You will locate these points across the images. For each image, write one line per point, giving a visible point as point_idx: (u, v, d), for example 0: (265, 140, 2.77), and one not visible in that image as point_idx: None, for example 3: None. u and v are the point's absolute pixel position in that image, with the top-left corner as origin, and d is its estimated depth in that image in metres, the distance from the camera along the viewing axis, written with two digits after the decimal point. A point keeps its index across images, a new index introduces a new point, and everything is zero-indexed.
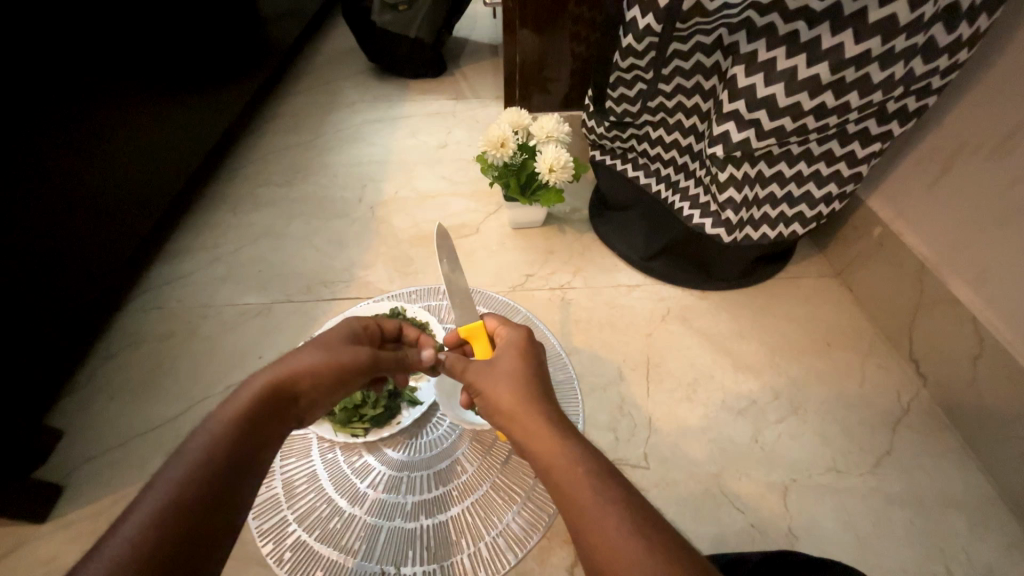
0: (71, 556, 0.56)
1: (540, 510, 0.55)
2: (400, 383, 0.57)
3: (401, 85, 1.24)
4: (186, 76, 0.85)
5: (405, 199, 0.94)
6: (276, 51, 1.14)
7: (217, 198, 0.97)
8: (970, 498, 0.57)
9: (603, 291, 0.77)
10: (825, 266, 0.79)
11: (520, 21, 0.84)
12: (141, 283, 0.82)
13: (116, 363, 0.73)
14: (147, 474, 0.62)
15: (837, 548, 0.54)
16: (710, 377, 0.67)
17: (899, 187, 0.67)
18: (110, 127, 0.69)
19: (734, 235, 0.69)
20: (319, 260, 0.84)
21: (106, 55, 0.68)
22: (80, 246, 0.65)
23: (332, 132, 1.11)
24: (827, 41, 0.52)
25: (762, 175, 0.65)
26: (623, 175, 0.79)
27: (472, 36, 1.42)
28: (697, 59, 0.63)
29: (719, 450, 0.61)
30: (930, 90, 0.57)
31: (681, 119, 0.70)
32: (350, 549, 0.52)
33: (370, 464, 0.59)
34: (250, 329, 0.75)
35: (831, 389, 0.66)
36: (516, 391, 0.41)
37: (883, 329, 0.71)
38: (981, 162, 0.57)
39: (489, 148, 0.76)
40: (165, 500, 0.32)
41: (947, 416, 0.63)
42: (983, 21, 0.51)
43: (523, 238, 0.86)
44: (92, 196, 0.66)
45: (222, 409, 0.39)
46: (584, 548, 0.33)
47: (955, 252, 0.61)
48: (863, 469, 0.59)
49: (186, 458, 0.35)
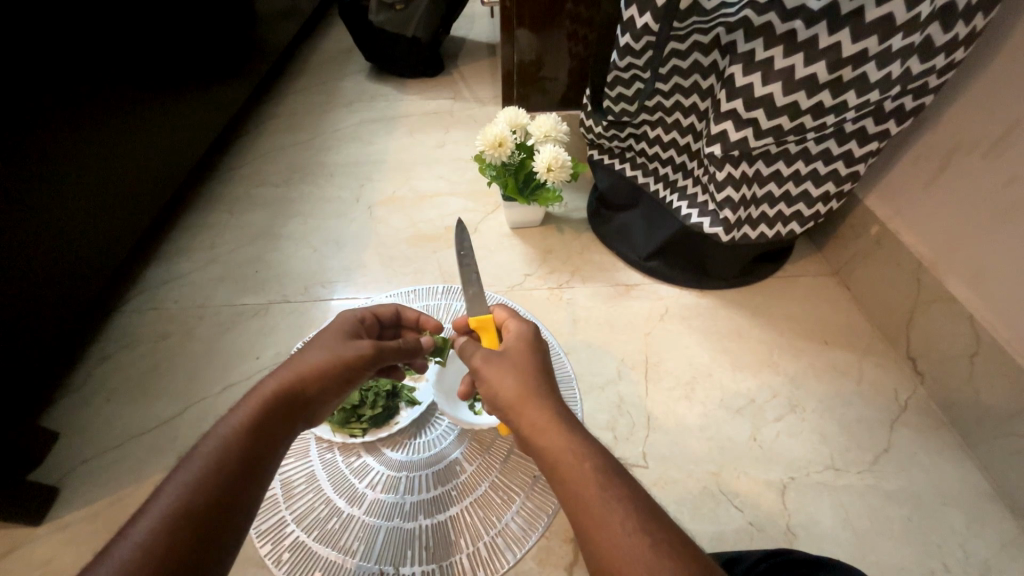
0: (69, 559, 0.55)
1: (539, 509, 0.55)
2: (417, 368, 0.57)
3: (398, 85, 1.23)
4: (179, 76, 0.84)
5: (404, 198, 0.94)
6: (272, 52, 1.14)
7: (214, 197, 0.96)
8: (967, 495, 0.57)
9: (603, 291, 0.77)
10: (823, 264, 0.79)
11: (518, 19, 0.84)
12: (137, 283, 0.82)
13: (112, 363, 0.72)
14: (144, 476, 0.61)
15: (835, 546, 0.54)
16: (709, 376, 0.67)
17: (894, 186, 0.68)
18: (105, 128, 0.69)
19: (733, 234, 0.70)
20: (317, 260, 0.84)
21: (101, 57, 0.68)
22: (75, 249, 0.65)
23: (329, 132, 1.10)
24: (824, 41, 0.52)
25: (760, 174, 0.65)
26: (622, 175, 0.79)
27: (469, 36, 1.42)
28: (695, 58, 0.64)
29: (718, 449, 0.61)
30: (927, 90, 0.57)
31: (679, 118, 0.71)
32: (349, 549, 0.52)
33: (369, 464, 0.59)
34: (249, 329, 0.75)
35: (828, 386, 0.66)
36: (522, 385, 0.40)
37: (880, 327, 0.71)
38: (974, 164, 0.57)
39: (487, 147, 0.75)
40: (175, 502, 0.33)
41: (945, 414, 0.63)
42: (978, 20, 0.51)
43: (521, 237, 0.86)
44: (84, 199, 0.66)
45: (232, 412, 0.39)
46: (587, 543, 0.33)
47: (952, 252, 0.61)
48: (860, 466, 0.59)
49: (197, 460, 0.35)
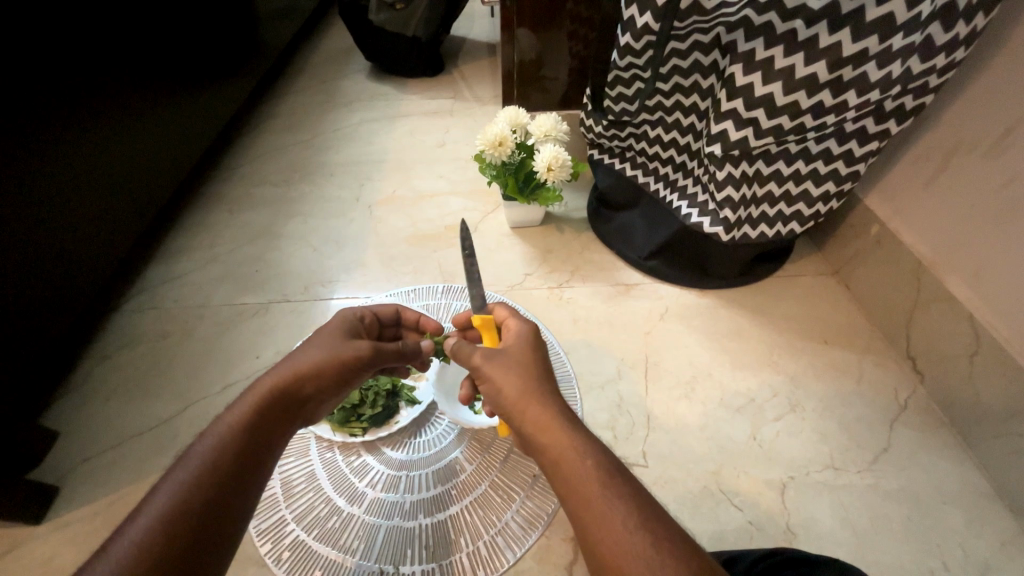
0: (69, 558, 0.55)
1: (539, 508, 0.55)
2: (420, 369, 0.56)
3: (398, 85, 1.23)
4: (179, 75, 0.84)
5: (404, 198, 0.94)
6: (272, 51, 1.14)
7: (214, 196, 0.96)
8: (966, 494, 0.57)
9: (603, 291, 0.77)
10: (823, 264, 0.79)
11: (518, 19, 0.84)
12: (137, 283, 0.82)
13: (113, 362, 0.72)
14: (145, 475, 0.61)
15: (834, 546, 0.54)
16: (708, 375, 0.67)
17: (894, 186, 0.68)
18: (106, 128, 0.69)
19: (733, 234, 0.70)
20: (318, 259, 0.84)
21: (101, 57, 0.68)
22: (75, 248, 0.65)
23: (329, 131, 1.10)
24: (825, 41, 0.52)
25: (760, 174, 0.65)
26: (622, 174, 0.80)
27: (469, 36, 1.42)
28: (695, 58, 0.64)
29: (718, 448, 0.61)
30: (928, 90, 0.56)
31: (680, 118, 0.71)
32: (348, 548, 0.52)
33: (369, 464, 0.59)
34: (249, 328, 0.75)
35: (828, 386, 0.66)
36: (523, 383, 0.40)
37: (880, 327, 0.71)
38: (974, 164, 0.57)
39: (487, 147, 0.75)
40: (170, 502, 0.33)
41: (945, 414, 0.63)
42: (979, 20, 0.51)
43: (521, 237, 0.86)
44: (85, 198, 0.66)
45: (229, 411, 0.39)
46: (587, 541, 0.33)
47: (952, 251, 0.61)
48: (860, 466, 0.59)
49: (193, 459, 0.35)
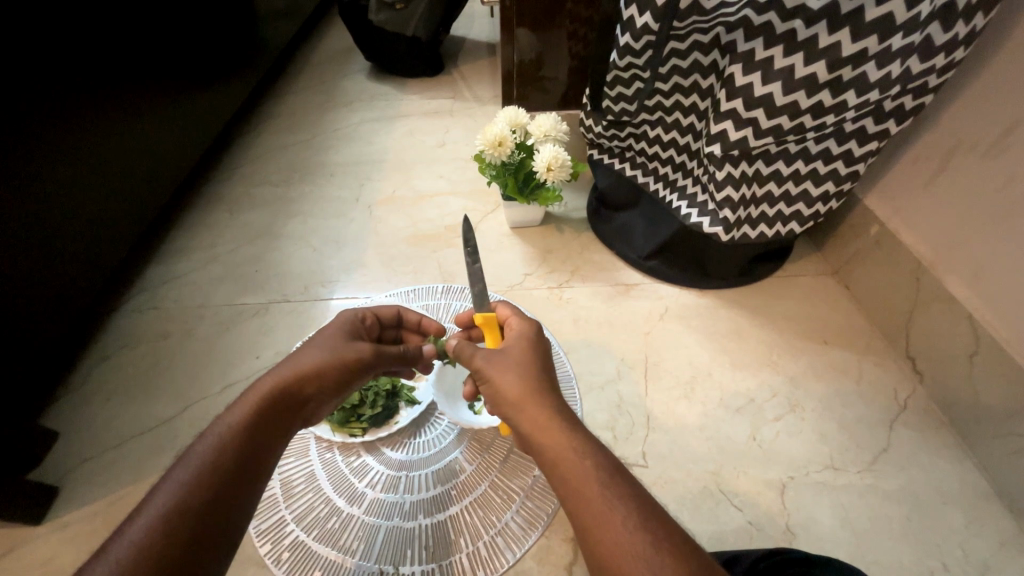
0: (70, 558, 0.55)
1: (539, 509, 0.55)
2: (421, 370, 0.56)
3: (398, 85, 1.23)
4: (179, 76, 0.84)
5: (403, 198, 0.94)
6: (272, 52, 1.14)
7: (214, 197, 0.96)
8: (965, 494, 0.57)
9: (603, 291, 0.77)
10: (823, 264, 0.79)
11: (518, 18, 0.84)
12: (137, 283, 0.82)
13: (112, 363, 0.72)
14: (145, 475, 0.61)
15: (834, 546, 0.54)
16: (708, 375, 0.67)
17: (893, 185, 0.68)
18: (106, 128, 0.69)
19: (733, 234, 0.70)
20: (317, 259, 0.84)
21: (101, 58, 0.68)
22: (75, 248, 0.65)
23: (329, 132, 1.10)
24: (824, 41, 0.52)
25: (760, 174, 0.65)
26: (621, 174, 0.80)
27: (469, 36, 1.42)
28: (694, 58, 0.64)
29: (717, 448, 0.61)
30: (927, 89, 0.56)
31: (679, 117, 0.71)
32: (348, 548, 0.52)
33: (368, 464, 0.59)
34: (249, 328, 0.75)
35: (828, 386, 0.66)
36: (523, 383, 0.40)
37: (880, 327, 0.71)
38: (973, 164, 0.57)
39: (487, 147, 0.75)
40: (170, 502, 0.33)
41: (945, 414, 0.63)
42: (978, 19, 0.51)
43: (521, 237, 0.86)
44: (85, 198, 0.66)
45: (229, 411, 0.39)
46: (586, 541, 0.33)
47: (951, 251, 0.61)
48: (860, 466, 0.59)
49: (194, 459, 0.35)
